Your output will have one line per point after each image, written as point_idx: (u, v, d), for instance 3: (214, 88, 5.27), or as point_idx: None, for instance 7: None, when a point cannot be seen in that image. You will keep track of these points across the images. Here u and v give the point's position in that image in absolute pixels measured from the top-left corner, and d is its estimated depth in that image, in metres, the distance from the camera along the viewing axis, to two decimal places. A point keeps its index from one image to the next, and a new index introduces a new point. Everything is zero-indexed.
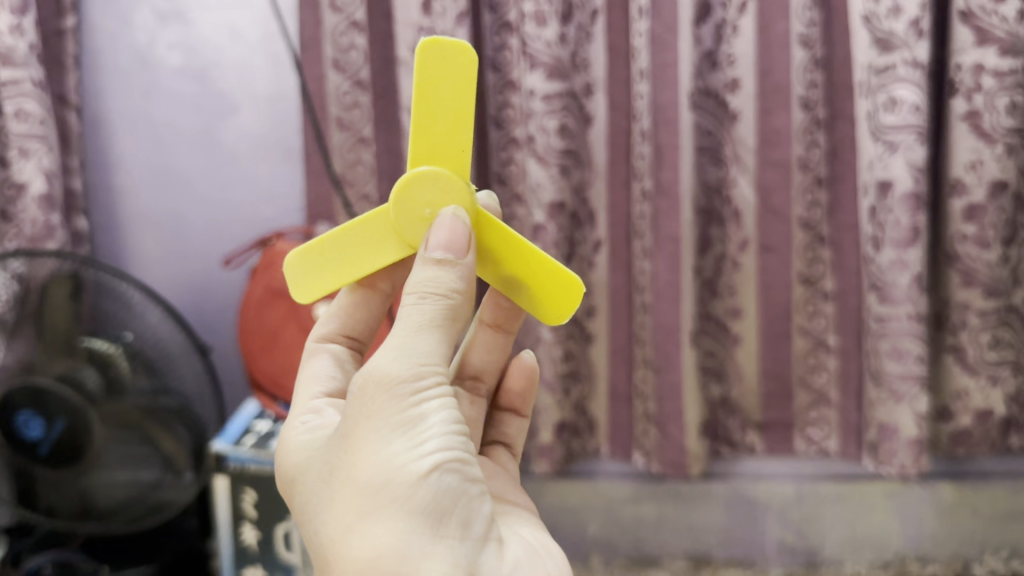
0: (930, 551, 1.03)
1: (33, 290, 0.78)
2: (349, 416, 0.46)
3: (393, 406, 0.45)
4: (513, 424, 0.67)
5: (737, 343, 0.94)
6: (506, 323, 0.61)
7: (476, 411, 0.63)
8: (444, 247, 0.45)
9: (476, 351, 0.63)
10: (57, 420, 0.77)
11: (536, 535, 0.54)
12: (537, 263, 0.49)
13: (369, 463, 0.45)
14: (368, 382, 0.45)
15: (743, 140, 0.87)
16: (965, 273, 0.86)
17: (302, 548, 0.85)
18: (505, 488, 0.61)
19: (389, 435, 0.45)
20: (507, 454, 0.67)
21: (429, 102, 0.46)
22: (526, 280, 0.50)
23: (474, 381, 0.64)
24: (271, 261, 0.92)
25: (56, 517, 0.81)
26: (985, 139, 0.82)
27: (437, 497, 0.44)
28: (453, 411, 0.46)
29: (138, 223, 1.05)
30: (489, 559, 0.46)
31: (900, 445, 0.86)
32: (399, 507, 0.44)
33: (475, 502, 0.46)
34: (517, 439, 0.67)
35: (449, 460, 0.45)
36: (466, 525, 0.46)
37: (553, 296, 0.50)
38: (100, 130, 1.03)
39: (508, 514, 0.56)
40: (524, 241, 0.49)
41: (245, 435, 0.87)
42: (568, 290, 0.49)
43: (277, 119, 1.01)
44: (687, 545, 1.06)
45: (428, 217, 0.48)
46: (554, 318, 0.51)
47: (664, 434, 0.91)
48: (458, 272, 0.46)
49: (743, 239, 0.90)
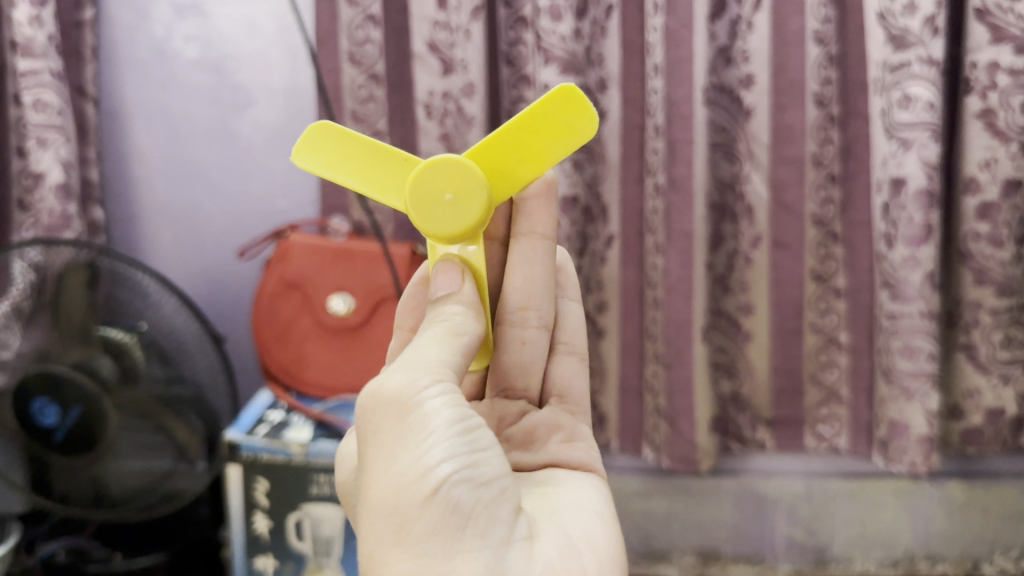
0: (940, 549, 1.03)
1: (50, 278, 0.79)
2: (366, 439, 0.48)
3: (401, 422, 0.46)
4: (570, 315, 0.67)
5: (749, 339, 0.93)
6: (541, 226, 0.59)
7: (529, 350, 0.62)
8: (442, 287, 0.51)
9: (517, 273, 0.60)
10: (73, 408, 0.79)
11: (582, 525, 0.53)
12: (528, 122, 0.50)
13: (382, 485, 0.46)
14: (379, 404, 0.47)
15: (756, 136, 0.87)
16: (977, 271, 0.86)
17: (314, 537, 0.86)
18: (563, 449, 0.63)
19: (398, 451, 0.46)
20: (572, 361, 0.66)
21: (355, 163, 0.52)
22: (545, 139, 0.50)
23: (522, 311, 0.61)
24: (285, 251, 0.92)
25: (70, 504, 0.83)
26: (998, 137, 0.82)
27: (448, 512, 0.44)
28: (458, 409, 0.47)
29: (153, 214, 1.06)
30: (516, 560, 0.46)
31: (911, 443, 0.86)
32: (411, 527, 0.44)
33: (493, 508, 0.46)
34: (577, 337, 0.67)
35: (456, 471, 0.45)
36: (485, 534, 0.45)
37: (569, 119, 0.49)
38: (117, 121, 1.04)
39: (556, 495, 0.56)
40: (508, 130, 0.50)
41: (258, 425, 0.88)
42: (564, 99, 0.49)
43: (293, 112, 1.01)
44: (695, 541, 1.06)
45: (446, 199, 0.49)
46: (591, 121, 0.49)
47: (674, 429, 0.91)
48: (459, 303, 0.50)
49: (755, 235, 0.90)
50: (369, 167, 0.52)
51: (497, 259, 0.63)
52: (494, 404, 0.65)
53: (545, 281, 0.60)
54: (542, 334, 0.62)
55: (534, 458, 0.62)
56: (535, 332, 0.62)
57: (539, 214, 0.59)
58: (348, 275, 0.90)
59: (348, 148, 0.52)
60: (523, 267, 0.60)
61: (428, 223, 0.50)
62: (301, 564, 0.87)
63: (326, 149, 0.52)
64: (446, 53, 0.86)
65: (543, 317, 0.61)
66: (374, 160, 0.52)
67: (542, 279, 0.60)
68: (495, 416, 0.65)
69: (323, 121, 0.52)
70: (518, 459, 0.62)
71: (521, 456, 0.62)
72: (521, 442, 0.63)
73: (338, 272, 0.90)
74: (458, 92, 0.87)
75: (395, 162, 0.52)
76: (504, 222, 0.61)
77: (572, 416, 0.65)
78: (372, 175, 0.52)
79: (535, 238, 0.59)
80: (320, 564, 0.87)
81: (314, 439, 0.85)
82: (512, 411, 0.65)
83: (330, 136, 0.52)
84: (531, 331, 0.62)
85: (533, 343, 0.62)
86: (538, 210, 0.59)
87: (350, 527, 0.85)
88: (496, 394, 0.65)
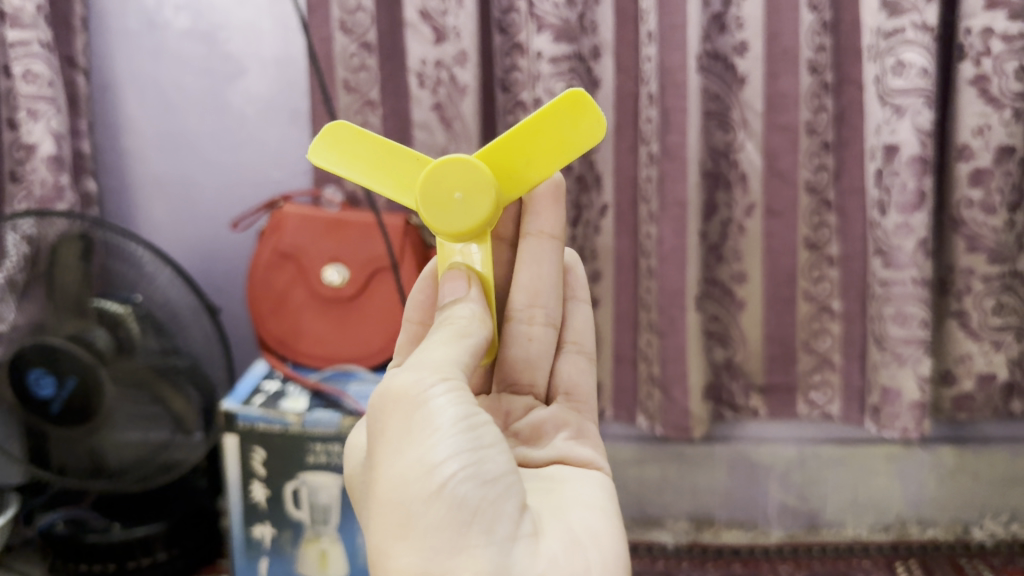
0: (930, 514, 1.04)
1: (44, 250, 0.79)
2: (377, 440, 0.50)
3: (409, 422, 0.48)
4: (576, 315, 0.68)
5: (743, 307, 0.94)
6: (549, 225, 0.61)
7: (536, 346, 0.64)
8: (451, 294, 0.52)
9: (525, 272, 0.62)
10: (69, 378, 0.79)
11: (587, 521, 0.53)
12: (539, 124, 0.50)
13: (389, 483, 0.47)
14: (390, 404, 0.49)
15: (750, 104, 0.87)
16: (970, 238, 0.87)
17: (311, 505, 0.87)
18: (570, 446, 0.63)
19: (405, 449, 0.48)
20: (579, 360, 0.68)
21: (366, 163, 0.53)
22: (555, 140, 0.50)
23: (529, 309, 0.63)
24: (279, 222, 0.92)
25: (68, 475, 0.85)
26: (992, 104, 0.82)
27: (453, 507, 0.46)
28: (464, 407, 0.48)
29: (145, 186, 1.06)
30: (521, 557, 0.47)
31: (903, 409, 0.87)
32: (417, 522, 0.46)
33: (499, 505, 0.47)
34: (584, 337, 0.68)
35: (460, 467, 0.46)
36: (491, 530, 0.46)
37: (579, 122, 0.50)
38: (108, 93, 1.03)
39: (558, 490, 0.56)
40: (518, 130, 0.50)
41: (255, 394, 0.88)
42: (573, 103, 0.50)
43: (285, 81, 1.01)
44: (689, 507, 1.06)
45: (456, 198, 0.50)
46: (600, 125, 0.50)
47: (667, 396, 0.92)
48: (467, 306, 0.52)
49: (749, 204, 0.90)
50: (381, 168, 0.53)
51: (507, 258, 0.65)
52: (501, 399, 0.65)
53: (552, 280, 0.62)
54: (549, 331, 0.64)
55: (543, 453, 0.61)
56: (543, 329, 0.64)
57: (546, 213, 0.61)
58: (344, 246, 0.90)
59: (358, 148, 0.53)
60: (531, 265, 0.62)
61: (437, 222, 0.50)
62: (298, 531, 0.88)
63: (338, 149, 0.53)
64: (439, 22, 0.86)
65: (550, 314, 0.64)
66: (385, 161, 0.53)
67: (549, 276, 0.62)
68: (503, 412, 0.65)
69: (337, 123, 0.53)
70: (526, 454, 0.61)
71: (529, 452, 0.61)
72: (527, 439, 0.63)
73: (332, 242, 0.90)
74: (450, 61, 0.86)
75: (406, 163, 0.52)
76: (513, 223, 0.64)
77: (579, 414, 0.66)
78: (383, 176, 0.53)
79: (543, 237, 0.62)
80: (318, 532, 0.87)
81: (311, 409, 0.85)
82: (519, 406, 0.65)
83: (342, 138, 0.53)
84: (539, 328, 0.64)
85: (541, 339, 0.64)
86: (545, 210, 0.61)
87: (347, 495, 0.86)
88: (502, 390, 0.66)
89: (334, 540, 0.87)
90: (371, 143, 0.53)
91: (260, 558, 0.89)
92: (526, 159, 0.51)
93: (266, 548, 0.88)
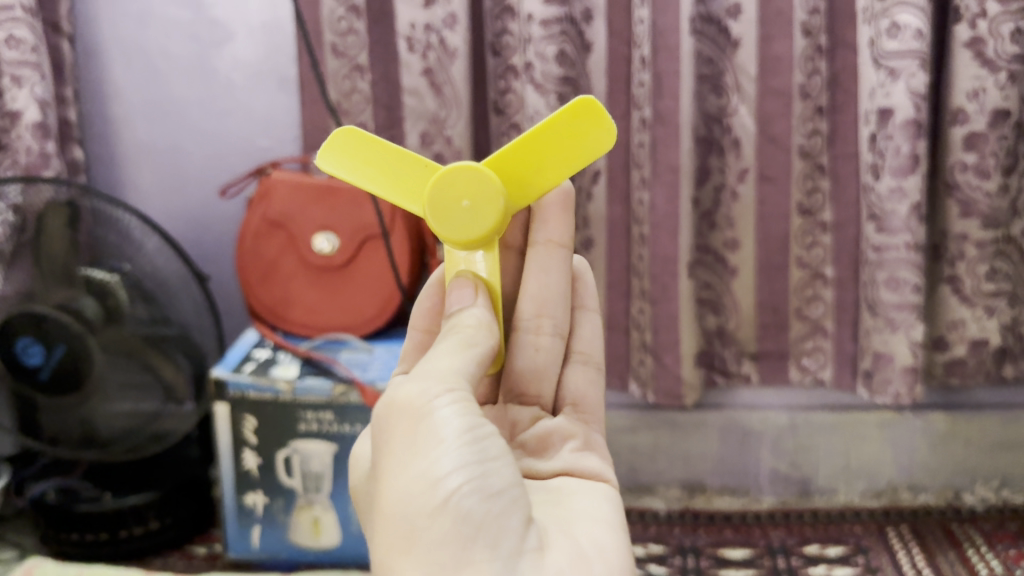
0: (922, 480, 1.04)
1: (30, 218, 0.78)
2: (382, 449, 0.50)
3: (414, 433, 0.48)
4: (585, 324, 0.66)
5: (735, 275, 0.94)
6: (558, 233, 0.61)
7: (544, 356, 0.63)
8: (458, 301, 0.53)
9: (532, 280, 0.62)
10: (57, 347, 0.79)
11: (595, 536, 0.53)
12: (549, 132, 0.50)
13: (394, 495, 0.47)
14: (395, 414, 0.49)
15: (744, 68, 0.86)
16: (964, 203, 0.86)
17: (303, 473, 0.87)
18: (577, 457, 0.61)
19: (409, 461, 0.48)
20: (587, 371, 0.66)
21: (374, 167, 0.53)
22: (564, 148, 0.51)
23: (537, 318, 0.62)
24: (268, 189, 0.91)
25: (58, 446, 0.84)
26: (987, 66, 0.81)
27: (457, 522, 0.46)
28: (469, 418, 0.48)
29: (134, 154, 1.04)
30: (525, 571, 0.47)
31: (895, 374, 0.87)
32: (422, 536, 0.46)
33: (504, 519, 0.47)
34: (593, 348, 0.66)
35: (465, 481, 0.46)
36: (495, 545, 0.46)
37: (589, 129, 0.50)
38: (94, 60, 1.01)
39: (563, 501, 0.56)
40: (527, 137, 0.51)
41: (245, 362, 0.88)
42: (583, 111, 0.50)
43: (272, 47, 1.00)
44: (681, 474, 1.06)
45: (465, 206, 0.50)
46: (610, 133, 0.50)
47: (660, 363, 0.92)
48: (475, 313, 0.52)
49: (742, 169, 0.90)
50: (389, 172, 0.53)
51: (514, 267, 0.64)
52: (508, 409, 0.64)
53: (560, 289, 0.62)
54: (556, 341, 0.63)
55: (549, 465, 0.60)
56: (549, 340, 0.63)
57: (554, 220, 0.60)
58: (333, 215, 0.89)
59: (366, 152, 0.53)
60: (539, 274, 0.62)
61: (446, 231, 0.51)
62: (290, 499, 0.87)
63: (347, 154, 0.53)
64: None
65: (558, 324, 0.63)
66: (393, 166, 0.53)
67: (557, 285, 0.62)
68: (509, 422, 0.64)
69: (345, 127, 0.53)
70: (532, 466, 0.60)
71: (535, 463, 0.60)
72: (533, 450, 0.62)
73: (323, 210, 0.89)
74: (440, 24, 0.85)
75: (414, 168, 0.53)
76: (521, 230, 0.63)
77: (586, 425, 0.64)
78: (391, 180, 0.53)
79: (552, 245, 0.61)
80: (310, 500, 0.87)
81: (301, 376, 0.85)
82: (526, 416, 0.64)
83: (350, 143, 0.53)
84: (546, 337, 0.63)
85: (548, 349, 0.63)
86: (554, 216, 0.60)
87: (339, 463, 0.86)
88: (509, 400, 0.64)
89: (326, 508, 0.87)
90: (380, 148, 0.53)
91: (253, 526, 0.89)
92: (534, 166, 0.51)
93: (258, 516, 0.88)
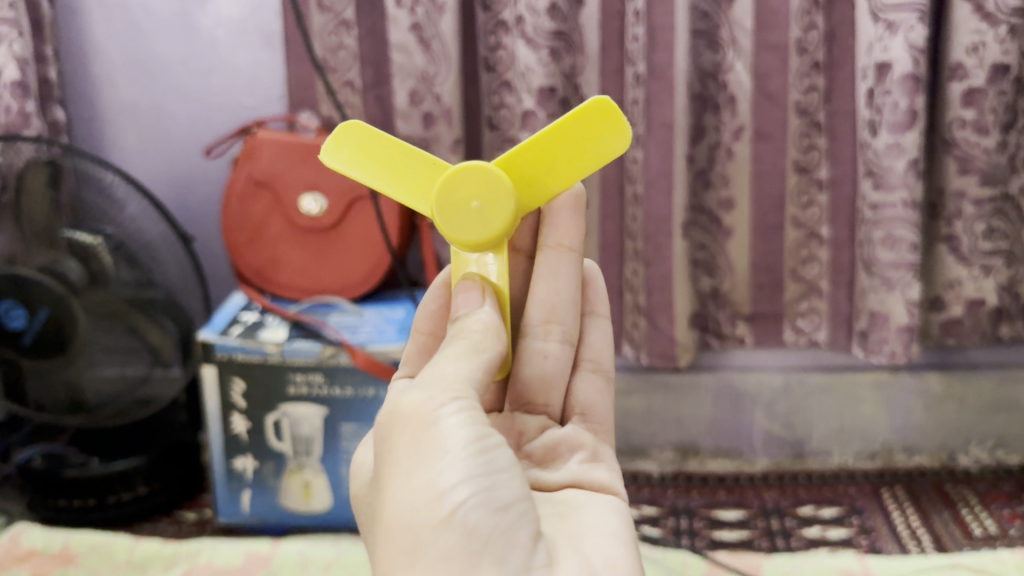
0: (917, 441, 1.04)
1: (11, 177, 0.76)
2: (385, 460, 0.48)
3: (418, 442, 0.46)
4: (595, 332, 0.64)
5: (729, 235, 0.92)
6: (570, 238, 0.59)
7: (552, 364, 0.60)
8: (464, 304, 0.51)
9: (541, 286, 0.59)
10: (40, 310, 0.76)
11: (606, 554, 0.50)
12: (562, 133, 0.49)
13: (397, 507, 0.45)
14: (399, 422, 0.47)
15: (740, 21, 0.85)
16: (962, 160, 0.85)
17: (293, 437, 0.85)
18: (585, 468, 0.59)
19: (413, 472, 0.46)
20: (595, 379, 0.64)
21: (379, 165, 0.51)
22: (577, 149, 0.49)
23: (545, 324, 0.60)
24: (253, 148, 0.88)
25: (45, 412, 0.82)
26: (987, 20, 0.80)
27: (463, 536, 0.44)
28: (476, 428, 0.46)
29: (116, 114, 1.02)
30: None
31: (890, 333, 0.86)
32: (427, 550, 0.44)
33: (513, 534, 0.45)
34: (604, 357, 0.64)
35: (472, 493, 0.44)
36: (503, 560, 0.44)
37: (603, 131, 0.49)
38: (73, 17, 0.99)
39: (571, 516, 0.54)
40: (540, 137, 0.49)
41: (233, 325, 0.86)
42: (598, 113, 0.48)
43: (256, 3, 0.97)
44: (674, 436, 1.05)
45: (474, 207, 0.48)
46: (624, 136, 0.49)
47: (653, 325, 0.91)
48: (482, 318, 0.50)
49: (737, 127, 0.88)
50: (394, 170, 0.51)
51: (523, 271, 0.63)
52: (515, 418, 0.62)
53: (570, 295, 0.60)
54: (565, 349, 0.61)
55: (556, 476, 0.58)
56: (559, 347, 0.60)
57: (564, 224, 0.59)
58: (322, 175, 0.88)
59: (368, 147, 0.51)
60: (549, 280, 0.59)
61: (454, 232, 0.49)
62: (281, 463, 0.86)
63: (351, 150, 0.51)
64: None
65: (567, 331, 0.60)
66: (399, 164, 0.51)
67: (567, 290, 0.59)
68: (516, 431, 0.61)
69: (349, 122, 0.51)
70: (538, 477, 0.58)
71: (542, 474, 0.58)
72: (540, 461, 0.60)
73: (312, 169, 0.88)
74: None
75: (421, 167, 0.51)
76: (530, 234, 0.61)
77: (596, 436, 0.62)
78: (396, 180, 0.51)
79: (562, 250, 0.59)
80: (302, 463, 0.86)
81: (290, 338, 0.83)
82: (533, 426, 0.61)
83: (353, 138, 0.51)
84: (554, 344, 0.60)
85: (557, 357, 0.60)
86: (565, 220, 0.59)
87: (330, 425, 0.85)
88: (516, 408, 0.62)
89: (318, 472, 0.86)
90: (384, 144, 0.51)
91: (243, 491, 0.87)
92: (545, 167, 0.50)
93: (248, 480, 0.87)
